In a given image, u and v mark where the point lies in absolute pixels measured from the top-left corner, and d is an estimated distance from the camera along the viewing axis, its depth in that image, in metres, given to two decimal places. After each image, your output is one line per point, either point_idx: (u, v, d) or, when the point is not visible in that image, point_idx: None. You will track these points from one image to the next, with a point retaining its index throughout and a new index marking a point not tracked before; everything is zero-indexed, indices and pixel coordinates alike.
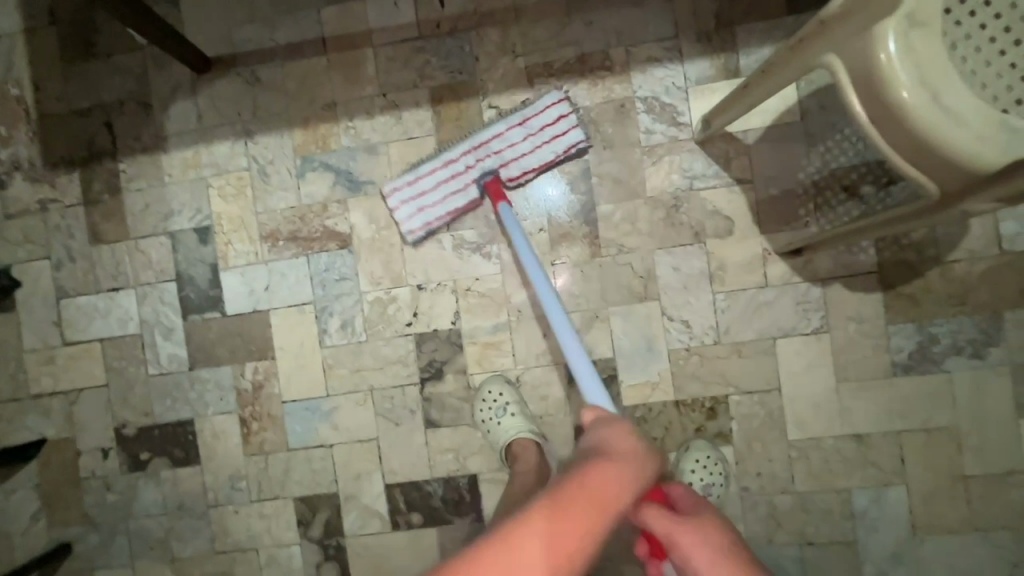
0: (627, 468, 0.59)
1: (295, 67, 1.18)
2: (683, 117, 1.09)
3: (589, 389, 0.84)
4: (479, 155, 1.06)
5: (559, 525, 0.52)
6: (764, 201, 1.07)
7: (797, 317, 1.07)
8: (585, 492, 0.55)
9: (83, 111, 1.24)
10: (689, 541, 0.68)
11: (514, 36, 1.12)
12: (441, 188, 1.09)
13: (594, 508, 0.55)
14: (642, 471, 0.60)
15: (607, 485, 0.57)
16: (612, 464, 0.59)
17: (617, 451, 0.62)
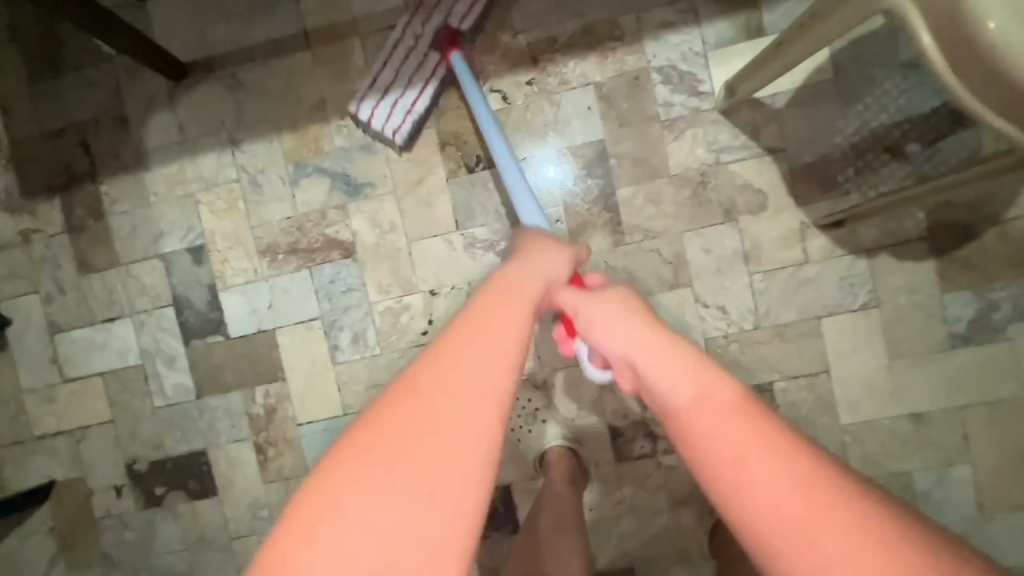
0: (533, 281, 0.55)
1: (279, 65, 1.09)
2: (704, 85, 0.99)
3: (525, 210, 0.84)
4: (425, 17, 1.01)
5: (452, 343, 0.46)
6: (799, 170, 0.99)
7: (842, 293, 0.99)
8: (481, 307, 0.49)
9: (57, 132, 1.16)
10: (616, 336, 0.54)
11: (512, 12, 1.03)
12: (400, 70, 1.01)
13: (505, 298, 0.51)
14: (550, 274, 0.58)
15: (507, 293, 0.51)
16: (514, 275, 0.55)
17: (538, 263, 0.60)
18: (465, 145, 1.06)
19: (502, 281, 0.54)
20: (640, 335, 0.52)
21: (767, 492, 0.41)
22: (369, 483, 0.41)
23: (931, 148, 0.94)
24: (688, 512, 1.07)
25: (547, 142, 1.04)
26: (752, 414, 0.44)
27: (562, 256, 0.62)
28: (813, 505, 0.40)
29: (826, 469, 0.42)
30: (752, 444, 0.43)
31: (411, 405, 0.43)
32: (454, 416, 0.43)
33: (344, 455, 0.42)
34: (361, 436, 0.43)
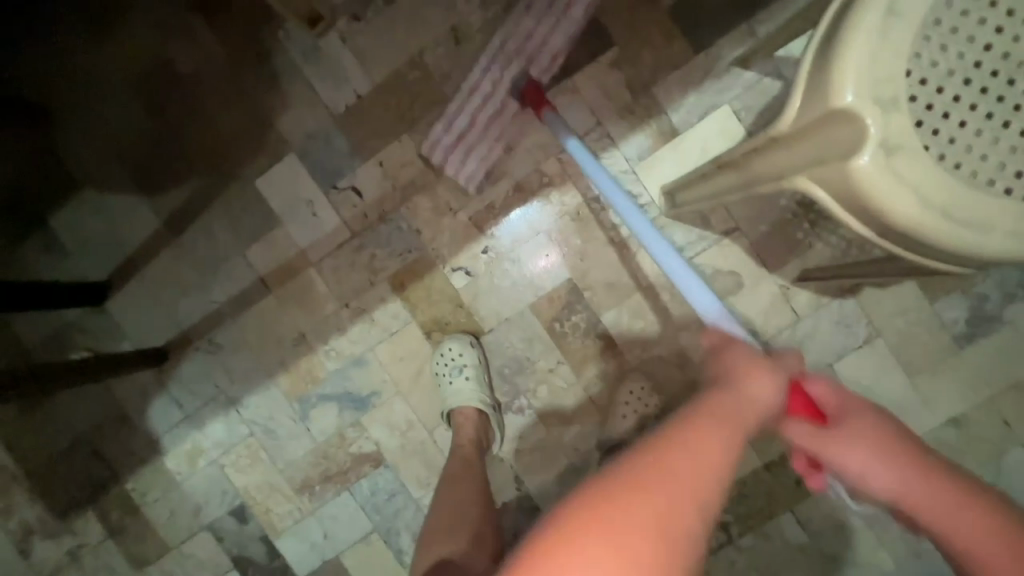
0: (745, 403, 0.51)
1: (248, 316, 1.11)
2: (644, 197, 1.03)
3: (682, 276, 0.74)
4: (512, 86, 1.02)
5: (656, 470, 0.43)
6: (760, 241, 1.02)
7: (843, 335, 1.02)
8: (695, 431, 0.47)
9: (66, 450, 1.17)
10: (851, 458, 0.53)
11: (444, 194, 1.06)
12: (469, 107, 1.03)
13: (707, 464, 0.44)
14: (770, 405, 0.53)
15: (720, 416, 0.49)
16: (733, 396, 0.52)
17: (748, 378, 0.54)
18: (448, 326, 1.09)
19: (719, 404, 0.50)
20: (873, 470, 0.52)
21: (890, 470, 0.51)
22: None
23: None
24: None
25: (523, 300, 1.07)
26: (890, 439, 0.52)
27: (777, 377, 0.54)
28: (900, 469, 0.51)
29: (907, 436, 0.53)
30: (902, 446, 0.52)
31: (648, 507, 0.42)
32: (651, 569, 0.40)
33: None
34: (558, 550, 0.40)
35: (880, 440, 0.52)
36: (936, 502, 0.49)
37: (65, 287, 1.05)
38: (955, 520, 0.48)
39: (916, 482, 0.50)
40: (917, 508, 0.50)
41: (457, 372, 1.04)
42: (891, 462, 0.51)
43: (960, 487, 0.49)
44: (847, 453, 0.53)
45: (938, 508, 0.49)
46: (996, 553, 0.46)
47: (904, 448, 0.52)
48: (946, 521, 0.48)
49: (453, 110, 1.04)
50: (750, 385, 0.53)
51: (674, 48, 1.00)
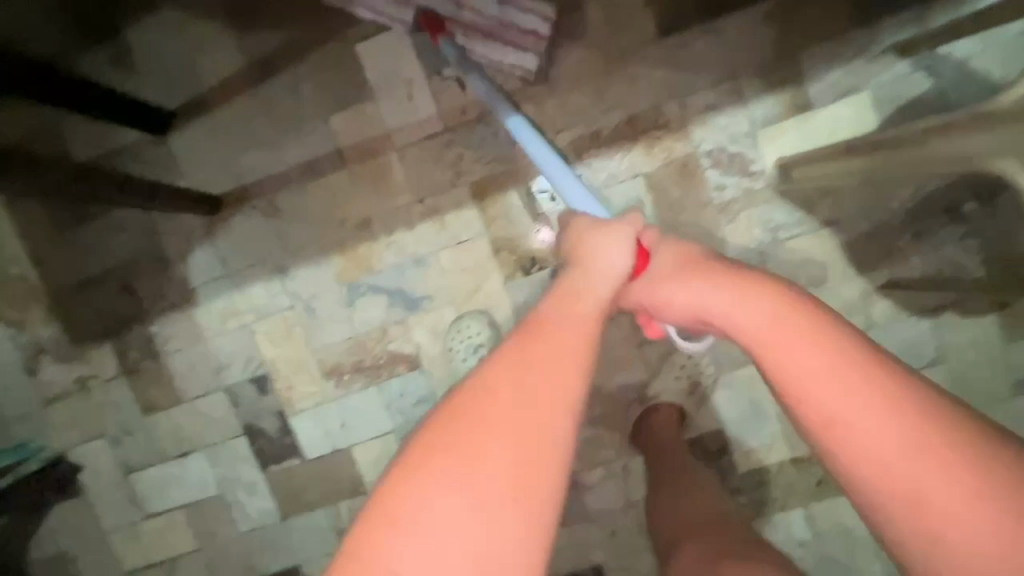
0: (591, 276, 0.52)
1: (315, 187, 1.06)
2: (755, 166, 0.99)
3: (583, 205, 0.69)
4: (449, 2, 0.94)
5: (517, 364, 0.44)
6: (857, 240, 0.99)
7: (908, 353, 1.01)
8: (558, 302, 0.49)
9: (95, 278, 1.13)
10: (706, 306, 0.51)
11: (551, 109, 1.00)
12: (390, 7, 0.97)
13: (553, 336, 0.46)
14: (618, 267, 0.53)
15: (574, 298, 0.50)
16: (581, 274, 0.52)
17: (599, 251, 0.54)
18: (519, 249, 1.05)
19: (574, 272, 0.53)
20: (753, 321, 0.47)
21: (800, 376, 0.44)
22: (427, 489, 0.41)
23: (988, 208, 0.95)
24: None
25: None
26: (790, 314, 0.46)
27: (625, 237, 0.55)
28: (813, 346, 0.44)
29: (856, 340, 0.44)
30: (765, 322, 0.47)
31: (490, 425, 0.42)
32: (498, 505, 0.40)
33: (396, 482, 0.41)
34: (409, 479, 0.41)
35: (750, 303, 0.48)
36: (826, 363, 0.43)
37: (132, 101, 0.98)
38: (860, 392, 0.42)
39: (898, 429, 0.40)
40: (815, 410, 0.43)
41: (471, 351, 1.04)
42: (871, 398, 0.41)
43: (868, 368, 0.42)
44: (791, 357, 0.45)
45: (876, 417, 0.41)
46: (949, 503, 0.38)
47: (802, 321, 0.46)
48: (879, 427, 0.41)
49: None
50: (600, 254, 0.54)
51: (834, 13, 0.94)
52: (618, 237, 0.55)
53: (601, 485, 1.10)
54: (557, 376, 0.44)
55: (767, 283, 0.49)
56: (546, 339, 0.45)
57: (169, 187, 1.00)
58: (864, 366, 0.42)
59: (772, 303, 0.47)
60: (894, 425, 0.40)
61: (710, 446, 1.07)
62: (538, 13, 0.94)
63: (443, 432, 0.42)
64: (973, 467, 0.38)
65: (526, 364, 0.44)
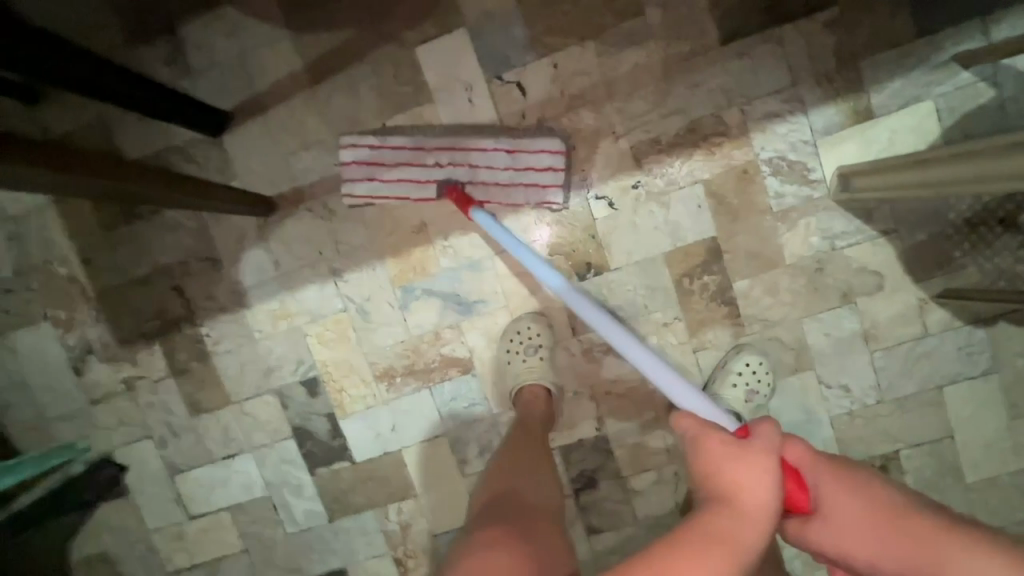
0: (743, 518, 0.51)
1: (371, 190, 1.06)
2: (814, 174, 0.99)
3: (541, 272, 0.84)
4: (457, 148, 1.01)
5: None
6: (914, 249, 1.00)
7: (961, 361, 1.02)
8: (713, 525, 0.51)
9: (145, 278, 1.12)
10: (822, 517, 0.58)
11: (611, 114, 1.01)
12: (402, 164, 1.02)
13: None
14: (763, 502, 0.52)
15: (715, 540, 0.50)
16: (728, 504, 0.52)
17: (740, 471, 0.53)
18: (575, 254, 1.05)
19: (726, 482, 0.53)
20: (851, 513, 0.58)
21: (859, 531, 0.57)
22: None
23: None
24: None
25: (659, 245, 1.03)
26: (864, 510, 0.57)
27: (771, 468, 0.53)
28: (905, 550, 0.56)
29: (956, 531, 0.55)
30: (862, 508, 0.58)
31: None
32: None
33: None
34: None
35: (866, 527, 0.57)
36: (904, 557, 0.56)
37: (173, 94, 0.96)
38: (935, 554, 0.54)
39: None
40: (868, 554, 0.57)
41: (532, 351, 1.03)
42: (874, 531, 0.57)
43: (890, 525, 0.57)
44: (827, 538, 0.58)
45: (940, 574, 0.54)
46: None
47: (865, 508, 0.58)
48: None
49: (383, 151, 1.02)
50: (743, 483, 0.53)
51: (897, 22, 0.94)
52: (765, 455, 0.54)
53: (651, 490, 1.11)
54: None
55: (863, 496, 0.58)
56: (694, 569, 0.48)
57: (229, 188, 1.00)
58: (933, 526, 0.56)
59: (860, 508, 0.58)
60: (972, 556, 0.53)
61: None
62: (546, 164, 1.00)
63: None
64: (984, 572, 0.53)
65: None
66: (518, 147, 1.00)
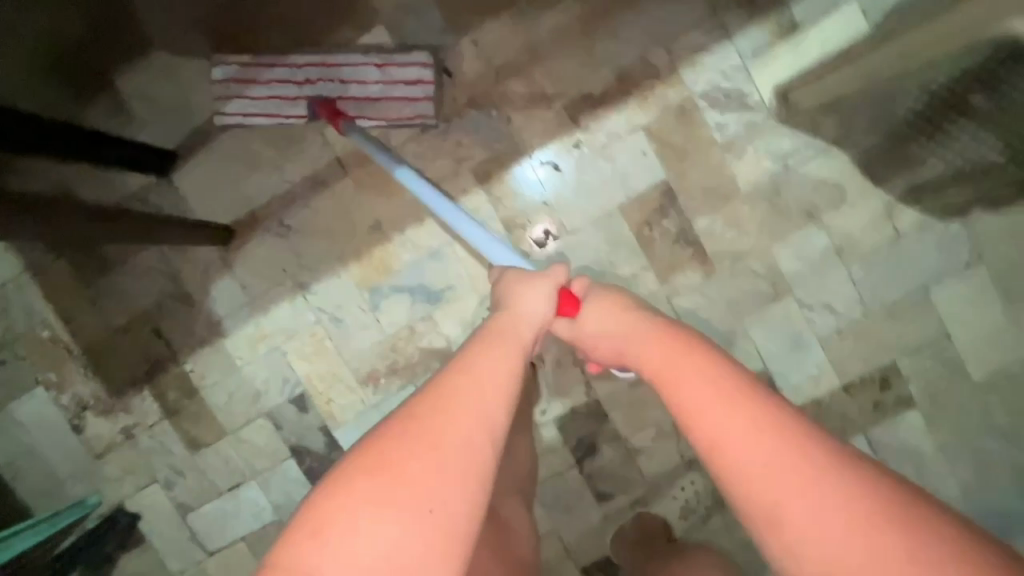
0: (519, 325, 0.59)
1: (322, 199, 1.07)
2: (753, 98, 0.98)
3: (461, 225, 0.79)
4: (325, 61, 0.99)
5: (466, 383, 0.52)
6: (872, 153, 0.97)
7: (943, 258, 0.99)
8: (485, 352, 0.55)
9: (125, 327, 1.14)
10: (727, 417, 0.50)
11: (540, 79, 1.01)
12: (274, 80, 0.99)
13: (500, 359, 0.55)
14: (542, 314, 0.60)
15: (502, 336, 0.57)
16: (506, 317, 0.60)
17: (526, 297, 0.61)
18: (530, 224, 1.05)
19: (517, 292, 0.62)
20: (715, 389, 0.52)
21: (741, 433, 0.49)
22: (391, 472, 0.47)
23: None
24: None
25: (612, 199, 1.02)
26: (751, 403, 0.50)
27: (546, 288, 0.61)
28: (855, 533, 0.43)
29: (787, 413, 0.50)
30: (764, 423, 0.49)
31: (435, 433, 0.49)
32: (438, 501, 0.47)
33: (382, 438, 0.49)
34: (373, 456, 0.48)
35: (748, 433, 0.49)
36: (840, 517, 0.44)
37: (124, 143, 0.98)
38: (838, 515, 0.44)
39: (868, 538, 0.43)
40: (781, 499, 0.46)
41: None
42: (762, 436, 0.48)
43: (799, 451, 0.47)
44: (720, 433, 0.50)
45: (823, 520, 0.44)
46: (868, 560, 0.42)
47: (752, 403, 0.50)
48: (839, 539, 0.43)
49: (255, 69, 0.99)
50: (526, 299, 0.61)
51: None
52: (607, 304, 0.63)
53: (653, 445, 1.09)
54: (502, 391, 0.53)
55: (745, 392, 0.51)
56: (493, 360, 0.54)
57: (191, 220, 1.02)
58: (860, 489, 0.44)
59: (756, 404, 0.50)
60: (769, 436, 0.48)
61: None
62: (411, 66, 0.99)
63: (408, 424, 0.50)
64: (915, 546, 0.42)
65: (474, 403, 0.51)
66: (388, 61, 0.98)
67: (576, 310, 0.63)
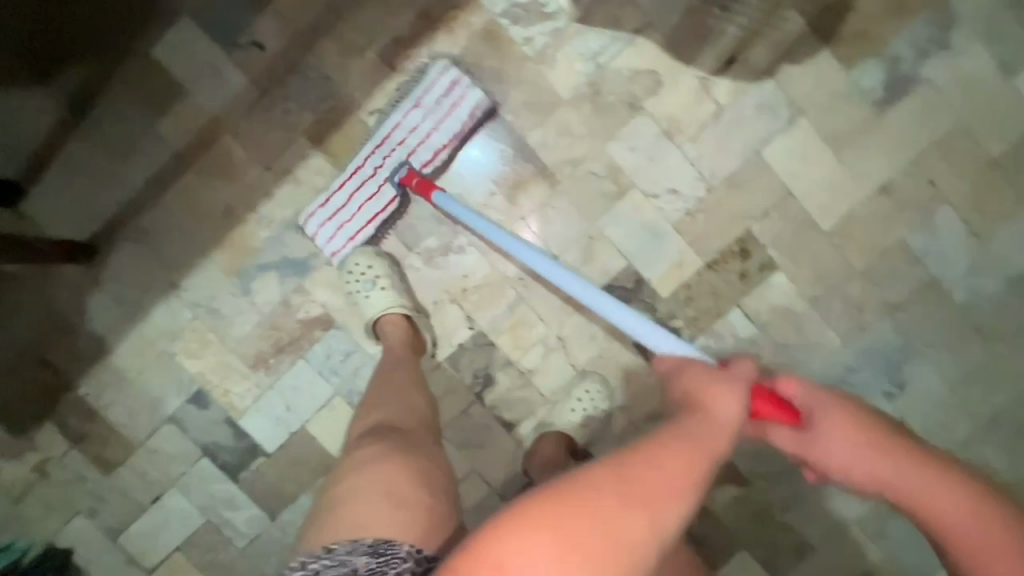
0: (715, 428, 0.56)
1: (172, 196, 1.08)
2: (550, 6, 1.01)
3: (525, 255, 0.86)
4: (381, 142, 1.01)
5: (636, 467, 0.51)
6: (673, 35, 1.01)
7: (765, 120, 1.02)
8: (655, 457, 0.52)
9: (10, 365, 1.14)
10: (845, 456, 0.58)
11: (349, 33, 1.03)
12: (359, 202, 1.03)
13: (694, 453, 0.53)
14: (733, 418, 0.57)
15: (697, 443, 0.54)
16: (694, 423, 0.56)
17: (715, 401, 0.58)
18: None
19: (703, 381, 0.60)
20: (884, 463, 0.56)
21: (908, 474, 0.56)
22: (541, 557, 0.46)
23: None
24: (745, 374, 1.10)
25: None
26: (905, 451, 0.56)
27: (734, 394, 0.59)
28: (962, 513, 0.55)
29: (888, 431, 0.58)
30: (933, 480, 0.55)
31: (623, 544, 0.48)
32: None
33: (517, 524, 0.48)
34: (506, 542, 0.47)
35: (923, 475, 0.56)
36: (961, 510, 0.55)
37: None
38: (936, 513, 0.55)
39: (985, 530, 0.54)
40: (890, 485, 0.56)
41: (371, 285, 1.03)
42: (880, 453, 0.56)
43: (989, 521, 0.54)
44: (841, 462, 0.58)
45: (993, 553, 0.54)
46: (951, 509, 0.55)
47: (920, 461, 0.56)
48: (972, 533, 0.54)
49: (336, 195, 1.03)
50: (717, 400, 0.58)
51: None
52: (729, 382, 0.59)
53: (544, 364, 1.11)
54: (687, 484, 0.52)
55: (892, 447, 0.56)
56: (675, 464, 0.52)
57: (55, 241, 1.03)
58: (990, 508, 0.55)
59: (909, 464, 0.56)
60: (913, 472, 0.56)
61: (626, 285, 1.08)
62: (462, 96, 1.00)
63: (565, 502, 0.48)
64: (999, 520, 0.54)
65: (660, 494, 0.50)
66: (420, 96, 1.00)
67: (790, 417, 0.61)
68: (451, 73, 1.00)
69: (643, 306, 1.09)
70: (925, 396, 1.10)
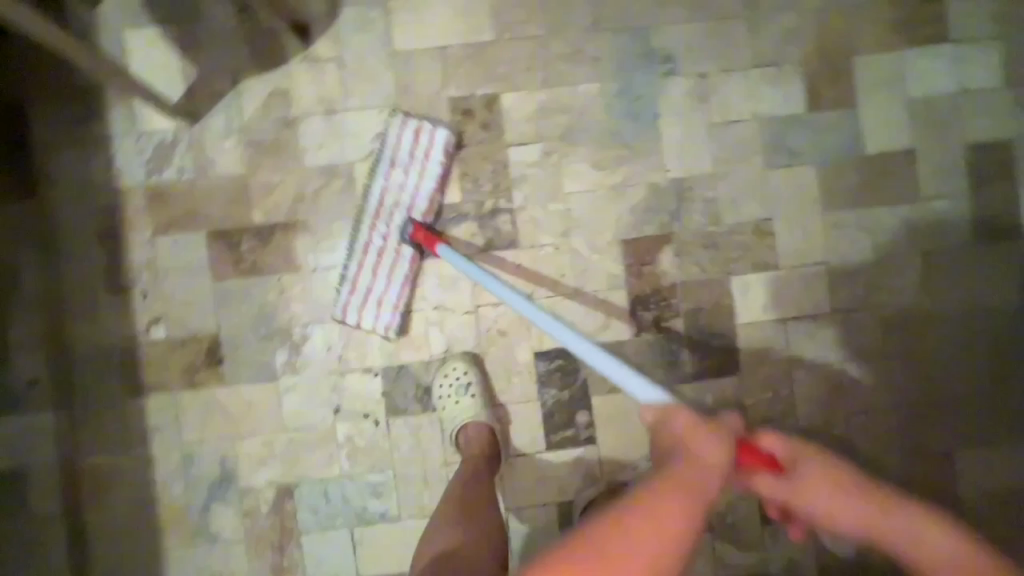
0: (703, 468, 0.66)
1: (91, 542, 1.08)
2: (167, 137, 1.09)
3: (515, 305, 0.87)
4: (383, 211, 1.05)
5: (664, 503, 0.60)
6: (254, 59, 1.08)
7: (370, 31, 1.09)
8: (669, 488, 0.62)
9: None
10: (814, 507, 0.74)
11: (77, 304, 1.09)
12: (378, 273, 1.05)
13: (721, 453, 0.68)
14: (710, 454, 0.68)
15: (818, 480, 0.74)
16: (691, 441, 0.69)
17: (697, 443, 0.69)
18: (198, 363, 1.09)
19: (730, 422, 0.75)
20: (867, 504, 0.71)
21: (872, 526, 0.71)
22: None
23: None
24: (572, 176, 1.11)
25: (205, 283, 1.09)
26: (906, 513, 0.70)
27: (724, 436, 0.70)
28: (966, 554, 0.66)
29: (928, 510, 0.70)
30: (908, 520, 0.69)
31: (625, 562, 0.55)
32: None
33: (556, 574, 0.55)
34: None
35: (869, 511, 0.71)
36: (928, 530, 0.68)
37: None
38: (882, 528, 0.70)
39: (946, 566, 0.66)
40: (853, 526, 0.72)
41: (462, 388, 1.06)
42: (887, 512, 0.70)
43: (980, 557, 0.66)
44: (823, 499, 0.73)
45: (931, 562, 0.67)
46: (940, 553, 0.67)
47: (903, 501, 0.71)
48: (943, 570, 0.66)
49: (356, 279, 1.05)
50: (702, 445, 0.69)
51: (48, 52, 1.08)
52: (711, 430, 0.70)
53: (449, 334, 1.11)
54: (695, 513, 0.60)
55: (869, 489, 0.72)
56: (679, 498, 0.61)
57: None
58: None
59: (906, 513, 0.70)
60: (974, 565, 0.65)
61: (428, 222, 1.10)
62: (429, 140, 1.05)
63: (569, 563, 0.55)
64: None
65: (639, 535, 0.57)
66: (391, 155, 1.05)
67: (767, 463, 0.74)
68: (409, 123, 1.06)
69: (456, 220, 1.10)
70: (688, 45, 1.11)
